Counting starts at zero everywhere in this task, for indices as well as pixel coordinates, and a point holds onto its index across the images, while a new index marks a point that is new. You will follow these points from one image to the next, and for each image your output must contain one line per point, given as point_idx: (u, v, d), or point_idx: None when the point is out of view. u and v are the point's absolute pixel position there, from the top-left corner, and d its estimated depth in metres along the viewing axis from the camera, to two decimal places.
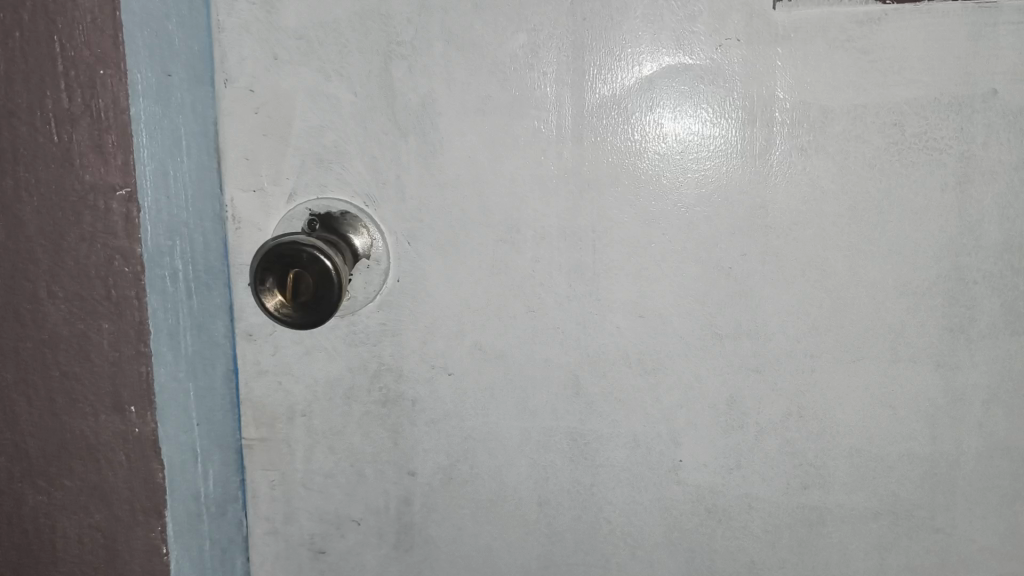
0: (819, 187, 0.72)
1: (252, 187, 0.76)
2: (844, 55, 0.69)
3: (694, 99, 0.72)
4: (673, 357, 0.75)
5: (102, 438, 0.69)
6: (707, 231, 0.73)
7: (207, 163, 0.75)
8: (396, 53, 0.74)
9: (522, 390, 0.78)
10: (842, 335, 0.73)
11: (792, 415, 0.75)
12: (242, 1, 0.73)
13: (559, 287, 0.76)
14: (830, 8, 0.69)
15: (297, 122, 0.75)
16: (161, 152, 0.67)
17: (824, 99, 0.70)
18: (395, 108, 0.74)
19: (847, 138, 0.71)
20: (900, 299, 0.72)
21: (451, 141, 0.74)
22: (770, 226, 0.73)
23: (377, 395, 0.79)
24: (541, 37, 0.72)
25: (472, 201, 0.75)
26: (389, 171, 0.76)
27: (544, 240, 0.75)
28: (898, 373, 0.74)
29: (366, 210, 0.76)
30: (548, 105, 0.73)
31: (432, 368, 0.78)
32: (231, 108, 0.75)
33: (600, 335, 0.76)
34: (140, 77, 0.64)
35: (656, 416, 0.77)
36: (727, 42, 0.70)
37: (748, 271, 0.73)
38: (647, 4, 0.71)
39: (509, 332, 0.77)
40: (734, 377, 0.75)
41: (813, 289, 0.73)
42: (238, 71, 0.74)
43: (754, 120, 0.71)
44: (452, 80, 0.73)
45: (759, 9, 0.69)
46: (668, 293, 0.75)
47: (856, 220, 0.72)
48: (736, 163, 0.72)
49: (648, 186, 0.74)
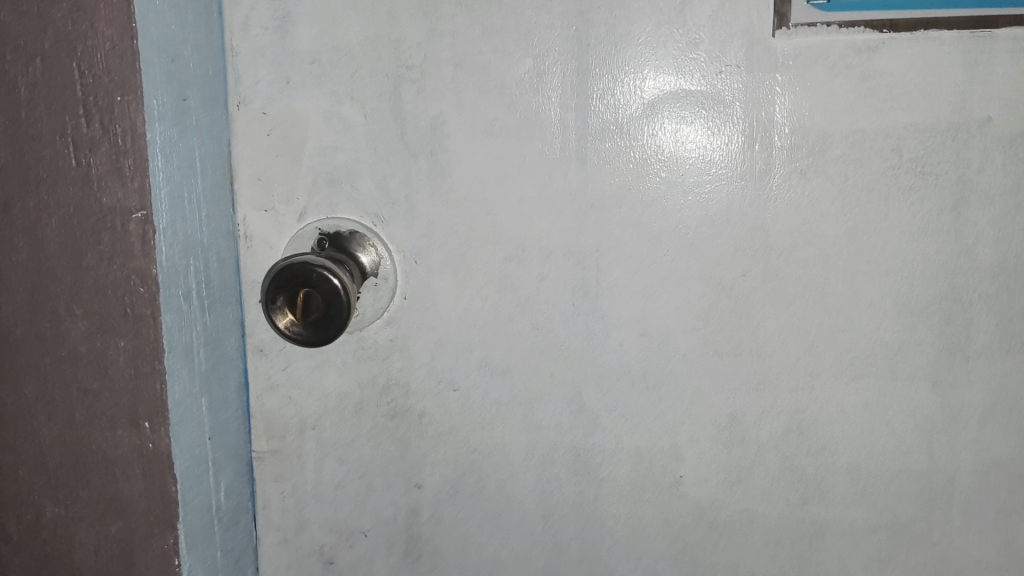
0: (819, 209, 0.73)
1: (265, 207, 0.78)
2: (842, 82, 0.71)
3: (695, 122, 0.74)
4: (675, 373, 0.77)
5: (118, 452, 0.71)
6: (709, 251, 0.75)
7: (222, 183, 0.77)
8: (406, 77, 0.76)
9: (528, 405, 0.80)
10: (840, 354, 0.75)
11: (792, 432, 0.77)
12: (256, 26, 0.76)
13: (564, 304, 0.78)
14: (829, 36, 0.71)
15: (310, 143, 0.77)
16: (176, 175, 0.69)
17: (823, 123, 0.72)
18: (405, 130, 0.76)
19: (846, 161, 0.72)
20: (898, 318, 0.74)
21: (460, 162, 0.76)
22: (771, 247, 0.74)
23: (386, 408, 0.81)
24: (547, 63, 0.74)
25: (480, 221, 0.77)
26: (399, 191, 0.78)
27: (549, 258, 0.77)
28: (896, 391, 0.75)
29: (377, 228, 0.78)
30: (553, 128, 0.75)
31: (439, 383, 0.80)
32: (246, 130, 0.77)
33: (604, 352, 0.78)
34: (157, 102, 0.67)
35: (658, 432, 0.79)
36: (728, 68, 0.72)
37: (749, 291, 0.75)
38: (649, 31, 0.73)
39: (515, 348, 0.79)
40: (734, 393, 0.77)
41: (812, 308, 0.75)
42: (253, 94, 0.76)
43: (754, 143, 0.73)
44: (460, 103, 0.75)
45: (759, 36, 0.71)
46: (670, 311, 0.76)
47: (855, 242, 0.73)
48: (737, 185, 0.74)
49: (650, 208, 0.75)
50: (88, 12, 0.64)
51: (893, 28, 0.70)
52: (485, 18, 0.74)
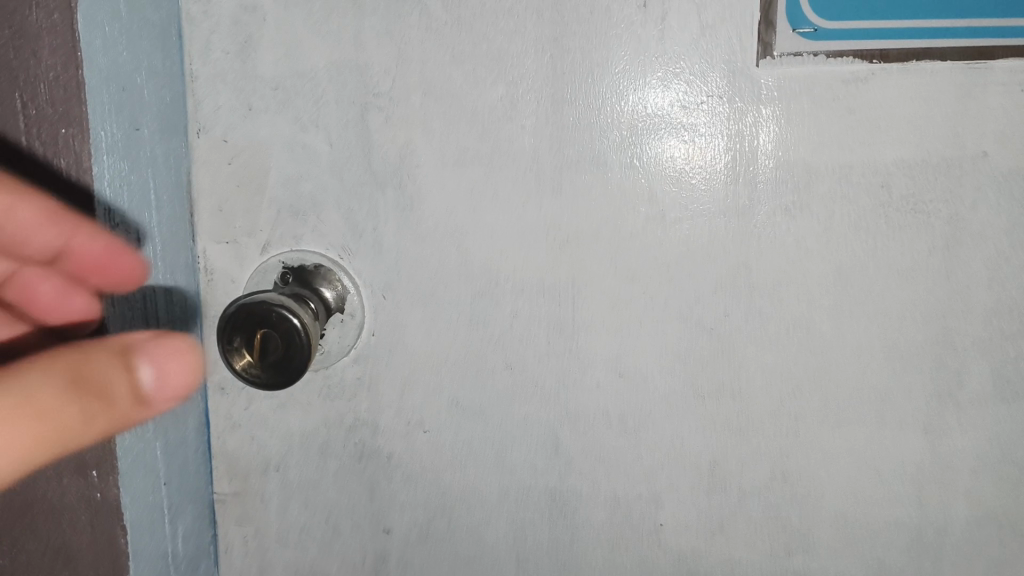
0: (804, 247, 0.70)
1: (225, 238, 0.75)
2: (829, 114, 0.68)
3: (674, 155, 0.70)
4: (654, 416, 0.74)
5: (66, 501, 0.67)
6: (691, 289, 0.71)
7: (180, 215, 0.73)
8: (373, 104, 0.72)
9: (501, 447, 0.76)
10: (827, 398, 0.72)
11: (776, 478, 0.73)
12: (216, 49, 0.72)
13: (538, 343, 0.74)
14: (815, 67, 0.67)
15: (273, 171, 0.73)
16: (126, 209, 0.66)
17: (808, 157, 0.69)
18: (372, 159, 0.73)
19: (833, 198, 0.69)
20: (887, 362, 0.71)
21: (430, 193, 0.73)
22: (754, 285, 0.71)
23: (353, 449, 0.77)
24: (520, 90, 0.70)
25: (451, 255, 0.73)
26: (366, 223, 0.74)
27: (522, 294, 0.73)
28: (885, 438, 0.72)
29: (342, 261, 0.74)
30: (526, 159, 0.71)
31: (408, 424, 0.76)
32: (206, 158, 0.73)
33: (581, 393, 0.74)
34: (104, 133, 0.63)
35: (636, 476, 0.75)
36: (709, 98, 0.69)
37: (732, 331, 0.72)
38: (628, 59, 0.69)
39: (488, 387, 0.75)
40: (716, 437, 0.73)
41: (798, 349, 0.71)
42: (212, 120, 0.73)
43: (737, 178, 0.70)
44: (430, 132, 0.72)
45: (742, 66, 0.68)
46: (649, 351, 0.73)
47: (842, 281, 0.70)
48: (719, 221, 0.70)
49: (629, 244, 0.71)
50: (28, 40, 0.60)
51: (883, 58, 0.66)
52: (455, 43, 0.70)
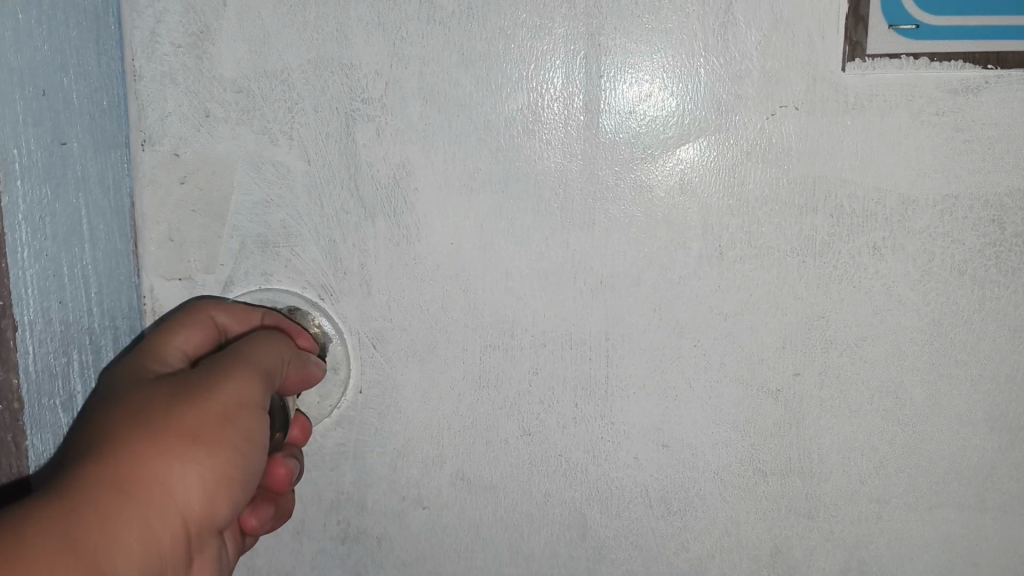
0: (896, 295, 0.57)
1: (178, 275, 0.60)
2: (930, 133, 0.56)
3: (737, 178, 0.57)
4: (703, 497, 0.61)
5: None
6: (754, 345, 0.58)
7: (121, 248, 0.58)
8: (361, 113, 0.58)
9: (517, 530, 0.62)
10: (918, 476, 0.60)
11: (851, 570, 0.61)
12: (165, 43, 0.57)
13: (564, 407, 0.60)
14: (916, 72, 0.55)
15: (236, 196, 0.59)
16: (49, 247, 0.50)
17: (904, 185, 0.56)
18: (359, 181, 0.59)
19: (932, 236, 0.57)
20: (990, 434, 0.59)
21: (432, 225, 0.59)
22: (832, 339, 0.58)
23: (333, 531, 0.63)
24: (545, 99, 0.57)
25: (456, 301, 0.60)
26: (352, 259, 0.60)
27: (543, 347, 0.60)
28: (982, 525, 0.60)
29: (322, 303, 0.60)
30: (551, 183, 0.58)
31: (402, 500, 0.62)
32: (151, 176, 0.59)
33: (614, 468, 0.61)
34: (17, 152, 0.48)
35: (682, 569, 0.62)
36: (783, 109, 0.56)
37: (803, 397, 0.59)
38: (678, 60, 0.56)
39: (501, 459, 0.61)
40: (779, 522, 0.60)
41: (881, 418, 0.59)
42: (161, 130, 0.58)
43: (816, 208, 0.57)
44: (432, 149, 0.58)
45: (824, 71, 0.55)
46: (699, 418, 0.60)
47: (938, 337, 0.58)
48: (793, 262, 0.57)
49: (678, 289, 0.58)
50: None
51: (1000, 63, 0.55)
52: (464, 39, 0.57)
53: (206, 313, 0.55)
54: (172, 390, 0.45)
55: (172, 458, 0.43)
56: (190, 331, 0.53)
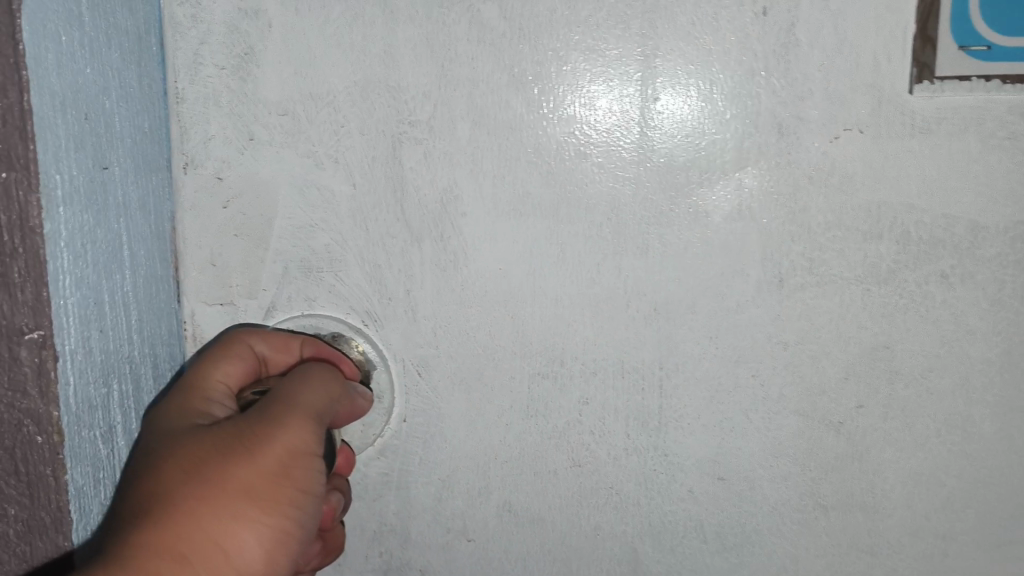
0: (964, 325, 0.55)
1: (219, 300, 0.59)
2: (1001, 158, 0.54)
3: (798, 203, 0.55)
4: (760, 532, 0.59)
5: None
6: (814, 375, 0.56)
7: (162, 273, 0.57)
8: (408, 136, 0.56)
9: (565, 564, 0.60)
10: (986, 512, 0.57)
11: None
12: (209, 65, 0.56)
13: (616, 438, 0.58)
14: (987, 94, 0.53)
15: (280, 220, 0.58)
16: (90, 275, 0.48)
17: (973, 211, 0.54)
18: (406, 206, 0.57)
19: (1002, 263, 0.55)
20: None
21: (480, 251, 0.57)
22: (895, 370, 0.56)
23: (376, 562, 0.61)
24: (599, 122, 0.55)
25: (505, 329, 0.58)
26: (398, 285, 0.58)
27: (594, 376, 0.58)
28: None
29: (366, 330, 0.59)
30: (603, 208, 0.56)
31: (447, 533, 0.61)
32: (193, 201, 0.58)
33: (667, 501, 0.59)
34: (60, 177, 0.45)
35: None
36: (846, 132, 0.54)
37: (865, 430, 0.57)
38: (737, 81, 0.54)
39: (550, 492, 0.59)
40: (838, 558, 0.58)
41: (947, 452, 0.57)
42: (204, 153, 0.57)
43: (880, 233, 0.55)
44: (481, 172, 0.56)
45: (890, 94, 0.53)
46: (755, 451, 0.58)
47: (1008, 369, 0.56)
48: (855, 290, 0.55)
49: (735, 317, 0.56)
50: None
51: None
52: (515, 60, 0.55)
53: (244, 344, 0.53)
54: (223, 441, 0.44)
55: (230, 517, 0.42)
56: (231, 366, 0.52)
